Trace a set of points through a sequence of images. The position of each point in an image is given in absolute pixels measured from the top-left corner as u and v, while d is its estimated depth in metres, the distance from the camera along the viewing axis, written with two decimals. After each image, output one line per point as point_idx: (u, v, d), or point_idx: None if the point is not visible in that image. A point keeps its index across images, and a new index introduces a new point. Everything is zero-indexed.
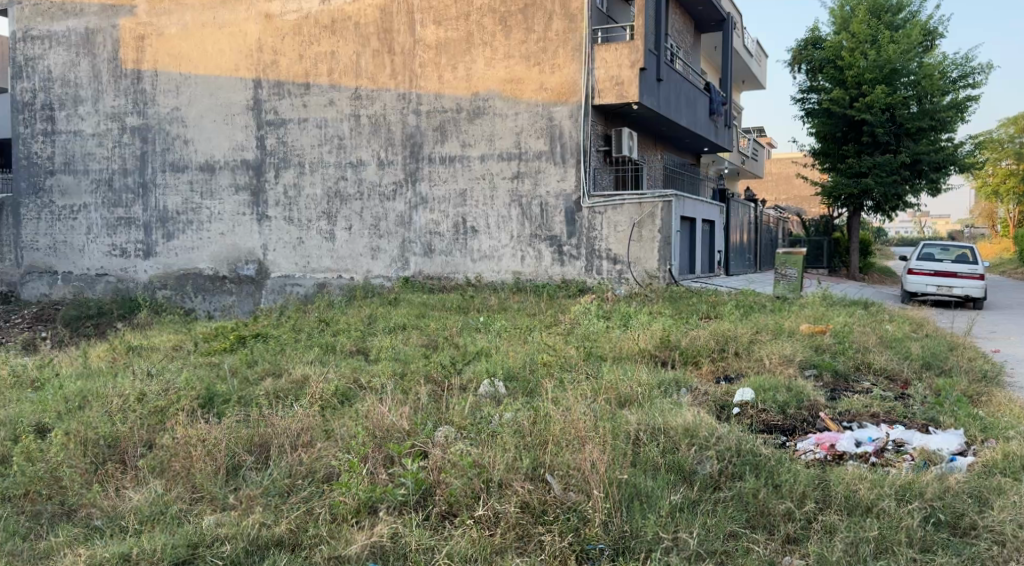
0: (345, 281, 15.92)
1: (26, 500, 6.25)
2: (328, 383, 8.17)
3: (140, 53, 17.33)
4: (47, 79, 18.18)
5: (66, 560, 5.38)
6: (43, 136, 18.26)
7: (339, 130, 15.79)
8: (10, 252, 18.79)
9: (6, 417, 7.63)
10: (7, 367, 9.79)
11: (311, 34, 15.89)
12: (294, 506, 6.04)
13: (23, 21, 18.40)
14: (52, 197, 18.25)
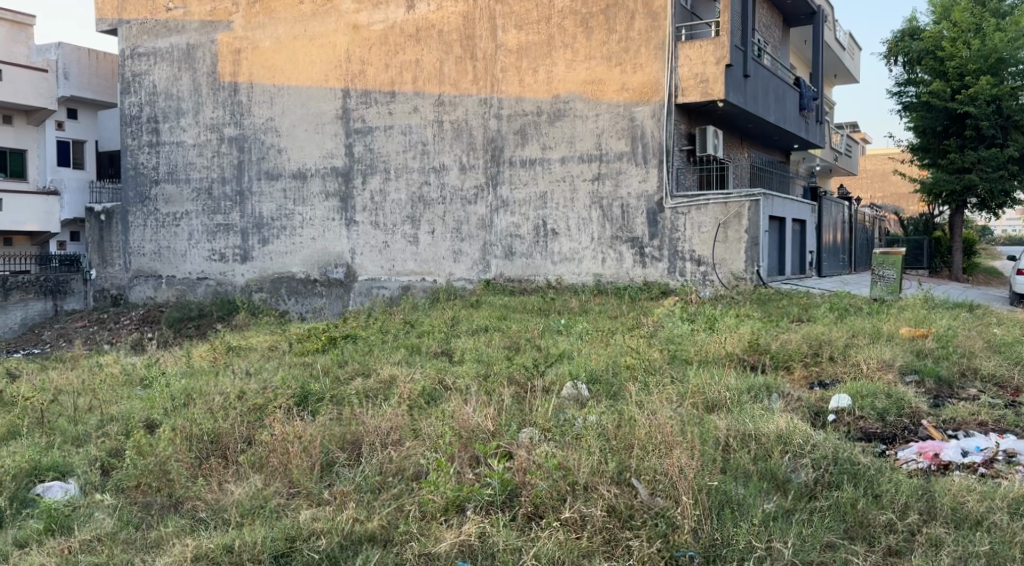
0: (429, 284, 16.14)
1: (137, 491, 6.53)
2: (415, 384, 8.32)
3: (235, 65, 17.97)
4: (152, 93, 19.03)
5: (174, 549, 5.60)
6: (149, 148, 19.11)
7: (422, 136, 16.01)
8: (120, 257, 19.74)
9: (118, 413, 8.04)
10: (117, 366, 10.29)
11: (397, 43, 16.18)
12: (386, 502, 6.17)
13: (131, 39, 19.31)
14: (157, 205, 19.07)
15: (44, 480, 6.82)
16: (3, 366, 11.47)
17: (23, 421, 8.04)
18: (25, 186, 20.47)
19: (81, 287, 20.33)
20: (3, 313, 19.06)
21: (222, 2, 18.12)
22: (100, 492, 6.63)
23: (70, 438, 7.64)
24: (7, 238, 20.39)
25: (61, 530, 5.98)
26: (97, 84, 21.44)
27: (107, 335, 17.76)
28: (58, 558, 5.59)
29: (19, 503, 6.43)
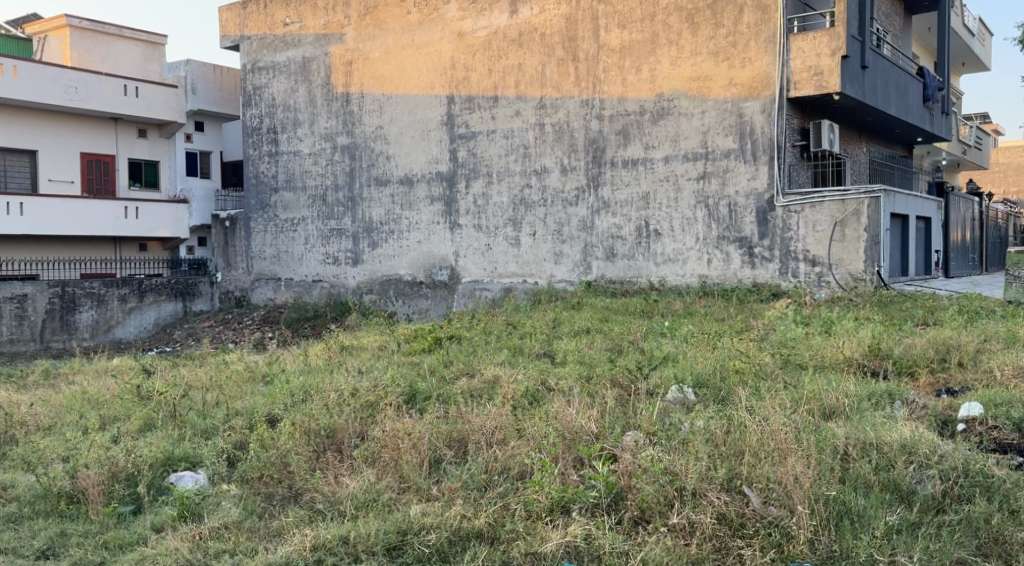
0: (530, 286, 16.19)
1: (260, 482, 6.79)
2: (519, 384, 8.33)
3: (347, 76, 18.49)
4: (271, 105, 19.77)
5: (295, 538, 5.84)
6: (269, 157, 19.88)
7: (524, 139, 16.07)
8: (242, 261, 20.62)
9: (243, 407, 8.39)
10: (241, 363, 10.80)
11: (500, 48, 16.30)
12: (492, 500, 6.22)
13: (252, 54, 20.06)
14: (276, 212, 19.84)
15: (177, 470, 7.19)
16: (134, 363, 12.16)
17: (157, 414, 8.48)
18: (159, 197, 21.08)
19: (208, 290, 20.95)
20: (140, 313, 19.12)
21: (335, 15, 18.67)
22: (228, 482, 6.95)
23: (199, 431, 8.01)
24: (141, 245, 20.94)
25: (193, 518, 6.32)
26: (220, 98, 21.89)
27: (232, 334, 18.13)
28: (190, 543, 5.88)
29: (155, 490, 6.83)
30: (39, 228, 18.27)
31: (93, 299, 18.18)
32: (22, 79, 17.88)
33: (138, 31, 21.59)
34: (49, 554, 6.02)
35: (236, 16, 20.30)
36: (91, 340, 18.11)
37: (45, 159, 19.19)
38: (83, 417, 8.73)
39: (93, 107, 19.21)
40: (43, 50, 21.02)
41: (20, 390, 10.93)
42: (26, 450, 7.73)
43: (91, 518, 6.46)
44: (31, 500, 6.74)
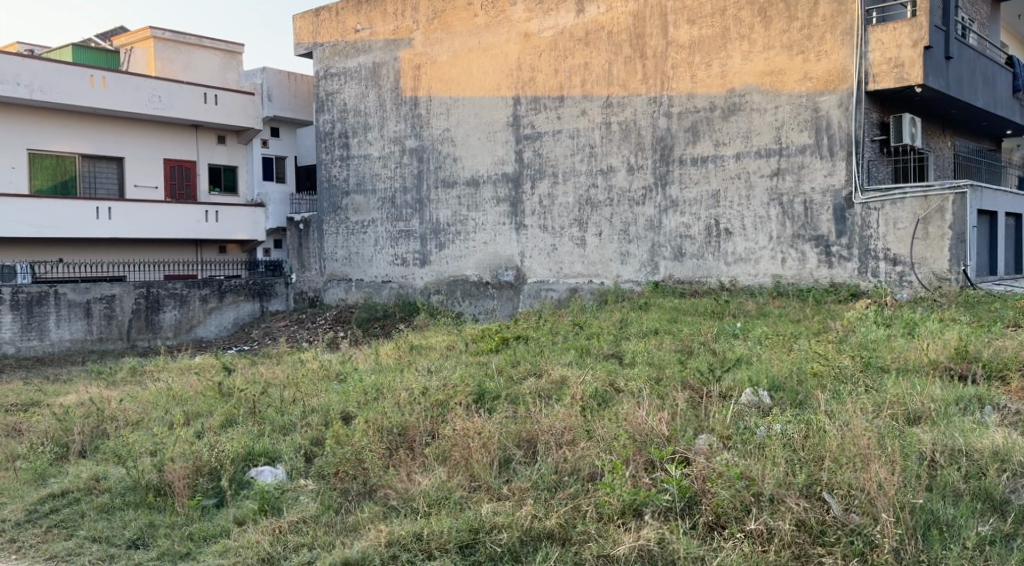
0: (596, 286, 16.05)
1: (336, 477, 6.90)
2: (587, 385, 8.22)
3: (415, 80, 18.65)
4: (343, 111, 20.07)
5: (371, 534, 5.98)
6: (340, 161, 20.19)
7: (591, 138, 15.95)
8: (316, 262, 21.04)
9: (318, 404, 8.53)
10: (315, 362, 10.96)
11: (566, 48, 16.22)
12: (563, 501, 6.15)
13: (325, 61, 20.38)
14: (348, 215, 20.17)
15: (257, 465, 7.39)
16: (214, 361, 12.48)
17: (237, 410, 8.68)
18: (237, 201, 21.55)
19: (284, 290, 21.20)
20: (220, 313, 19.54)
21: (404, 19, 18.85)
22: (305, 478, 7.13)
23: (278, 427, 8.20)
24: (221, 246, 21.38)
25: (273, 511, 6.57)
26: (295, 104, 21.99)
27: (306, 333, 18.41)
28: (270, 536, 6.17)
29: (237, 484, 7.06)
30: (126, 232, 18.77)
31: (176, 300, 18.69)
32: (110, 89, 18.47)
33: (217, 41, 22.14)
34: (139, 544, 6.39)
35: (309, 24, 20.66)
36: (174, 339, 18.62)
37: (131, 166, 19.83)
38: (168, 412, 9.00)
39: (175, 115, 19.71)
40: (129, 61, 21.73)
41: (110, 385, 11.34)
42: (117, 444, 8.04)
43: (177, 510, 6.72)
44: (121, 491, 7.07)
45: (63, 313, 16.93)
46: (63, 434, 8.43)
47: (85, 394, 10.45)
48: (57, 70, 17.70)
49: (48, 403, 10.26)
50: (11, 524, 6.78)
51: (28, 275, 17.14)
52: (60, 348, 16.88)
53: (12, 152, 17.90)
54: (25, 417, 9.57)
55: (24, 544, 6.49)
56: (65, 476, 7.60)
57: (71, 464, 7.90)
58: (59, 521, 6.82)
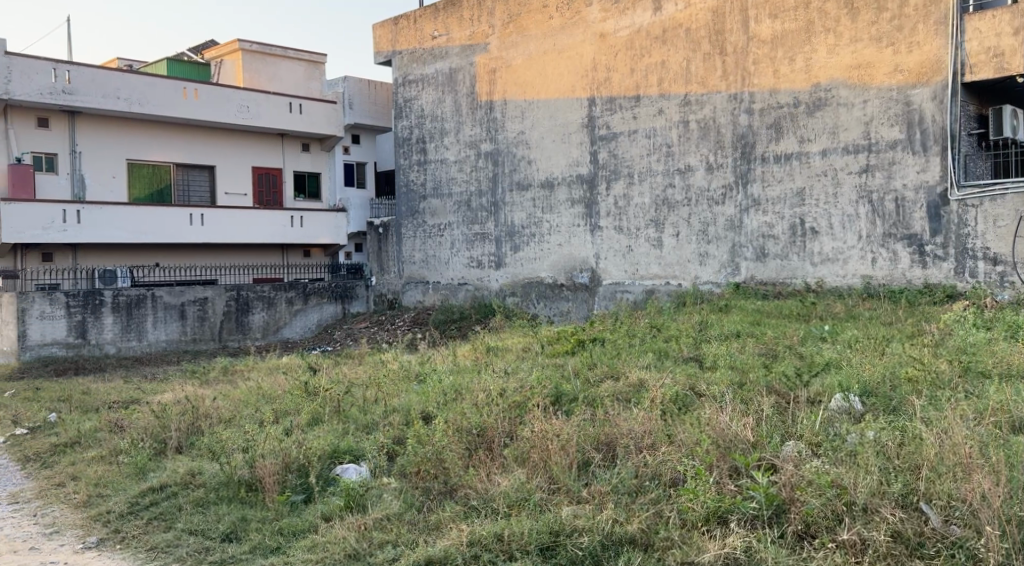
0: (673, 288, 15.74)
1: (417, 477, 6.94)
2: (666, 388, 8.04)
3: (491, 84, 18.70)
4: (420, 116, 20.25)
5: (452, 534, 5.99)
6: (418, 166, 20.39)
7: (668, 138, 15.69)
8: (394, 265, 21.30)
9: (399, 404, 8.61)
10: (394, 363, 11.05)
11: (643, 47, 16.01)
12: (644, 506, 6.05)
13: (403, 68, 20.58)
14: (425, 218, 20.35)
15: (342, 462, 7.49)
16: (299, 361, 12.72)
17: (322, 409, 8.83)
18: (319, 206, 21.97)
19: (364, 293, 21.43)
20: (304, 314, 19.94)
21: (480, 24, 18.94)
22: (387, 476, 7.18)
23: (361, 426, 8.32)
24: (305, 250, 21.83)
25: (357, 508, 6.63)
26: (374, 111, 22.27)
27: (385, 335, 18.63)
28: (356, 532, 6.22)
29: (323, 481, 7.15)
30: (218, 238, 19.33)
31: (264, 302, 19.14)
32: (203, 100, 19.03)
33: (301, 51, 22.64)
34: (233, 537, 6.52)
35: (388, 32, 20.91)
36: (261, 340, 19.08)
37: (222, 174, 20.42)
38: (258, 411, 9.20)
39: (263, 125, 20.21)
40: (218, 73, 22.38)
41: (203, 384, 11.68)
42: (211, 440, 8.26)
43: (267, 505, 6.87)
44: (215, 486, 7.26)
45: (159, 314, 17.55)
46: (161, 430, 8.68)
47: (180, 393, 10.78)
48: (155, 83, 18.32)
49: (147, 401, 10.62)
50: (114, 515, 7.01)
51: (128, 279, 17.80)
52: (156, 347, 17.48)
53: (113, 162, 18.62)
54: (124, 414, 9.92)
55: (127, 535, 6.71)
56: (163, 471, 7.82)
57: (168, 460, 8.13)
58: (159, 513, 7.01)
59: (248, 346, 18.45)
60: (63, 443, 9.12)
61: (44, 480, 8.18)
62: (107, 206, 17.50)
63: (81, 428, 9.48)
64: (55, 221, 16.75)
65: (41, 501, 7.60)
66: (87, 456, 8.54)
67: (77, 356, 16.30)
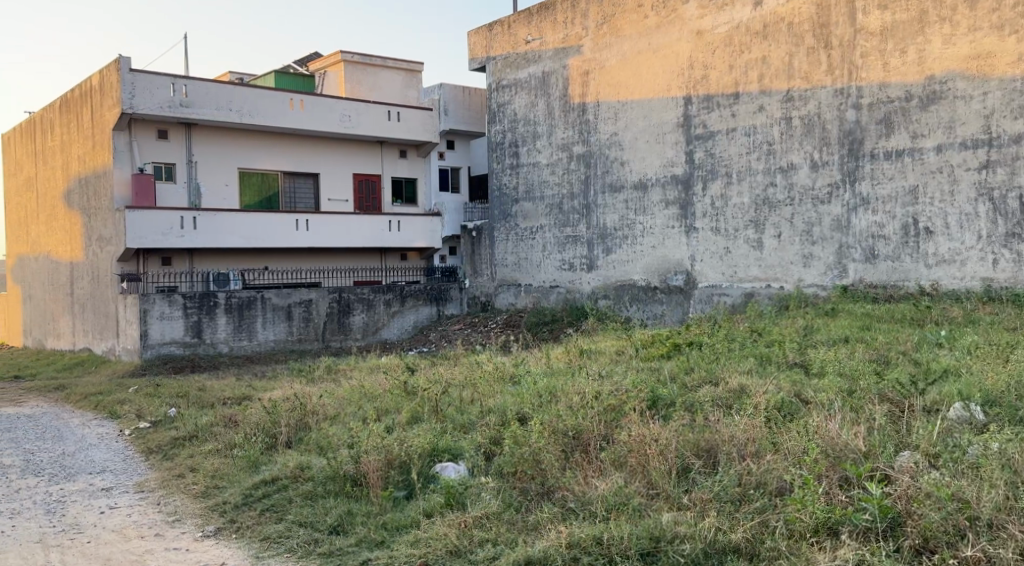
0: (775, 290, 15.26)
1: (515, 478, 6.91)
2: (771, 395, 7.77)
3: (584, 86, 18.60)
4: (513, 120, 20.29)
5: (551, 535, 5.93)
6: (511, 170, 20.44)
7: (769, 136, 15.26)
8: (487, 268, 21.43)
9: (495, 404, 8.61)
10: (488, 364, 11.07)
11: (742, 43, 15.61)
12: (748, 515, 5.86)
13: (497, 73, 20.65)
14: (518, 221, 20.40)
15: (441, 461, 7.54)
16: (399, 361, 12.90)
17: (422, 409, 8.93)
18: (416, 211, 22.26)
19: (458, 295, 21.53)
20: (401, 316, 20.25)
21: (573, 27, 18.87)
22: (485, 475, 7.19)
23: (458, 426, 8.37)
24: (402, 254, 22.19)
25: (457, 506, 6.66)
26: (469, 117, 22.43)
27: (479, 336, 18.74)
28: (457, 529, 6.25)
29: (424, 478, 7.19)
30: (321, 243, 19.84)
31: (363, 304, 19.53)
32: (307, 111, 19.58)
33: (400, 61, 23.04)
34: (340, 530, 6.64)
35: (484, 39, 21.02)
36: (361, 341, 19.49)
37: (325, 181, 20.95)
38: (360, 408, 9.37)
39: (364, 133, 20.61)
40: (322, 85, 23.01)
41: (309, 383, 11.98)
42: (318, 437, 8.45)
43: (371, 500, 6.98)
44: (322, 480, 7.41)
45: (268, 315, 18.13)
46: (271, 425, 8.94)
47: (287, 391, 11.08)
48: (264, 95, 18.95)
49: (257, 397, 10.96)
50: (230, 506, 7.26)
51: (239, 282, 18.53)
52: (265, 347, 18.07)
53: (225, 170, 19.36)
54: (238, 410, 10.25)
55: (242, 525, 6.92)
56: (274, 464, 8.03)
57: (279, 454, 8.35)
58: (271, 505, 7.22)
59: (349, 347, 18.88)
60: (181, 436, 9.50)
61: (165, 471, 8.55)
62: (221, 213, 18.19)
63: (198, 422, 9.85)
64: (173, 228, 17.52)
65: (163, 491, 7.94)
66: (204, 450, 8.87)
67: (193, 355, 17.01)
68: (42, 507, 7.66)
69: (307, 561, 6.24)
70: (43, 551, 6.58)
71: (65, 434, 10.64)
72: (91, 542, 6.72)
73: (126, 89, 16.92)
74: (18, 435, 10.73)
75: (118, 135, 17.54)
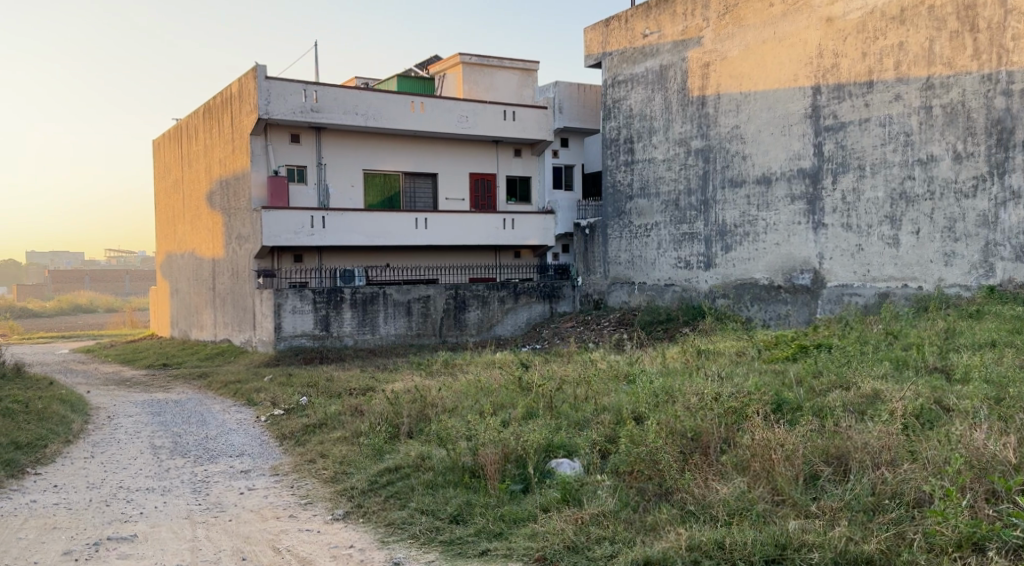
0: (912, 291, 14.42)
1: (631, 477, 6.74)
2: (909, 401, 7.28)
3: (705, 78, 18.12)
4: (629, 116, 19.99)
5: (670, 537, 5.76)
6: (626, 166, 20.16)
7: (906, 126, 14.45)
8: (600, 266, 21.22)
9: (610, 403, 8.43)
10: (603, 362, 10.89)
11: (877, 29, 14.83)
12: (883, 526, 5.57)
13: (613, 69, 20.41)
14: (632, 218, 20.09)
15: (556, 456, 7.43)
16: (514, 357, 12.92)
17: (538, 404, 8.90)
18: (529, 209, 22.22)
19: (571, 293, 21.39)
20: (515, 313, 20.29)
21: (694, 19, 18.40)
22: (601, 473, 7.04)
23: (572, 422, 8.27)
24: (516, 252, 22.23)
25: (574, 503, 6.55)
26: (585, 114, 22.25)
27: (593, 334, 18.55)
28: (574, 525, 6.15)
29: (540, 473, 7.12)
30: (440, 241, 20.13)
31: (479, 301, 19.68)
32: (427, 112, 19.86)
33: (517, 60, 23.11)
34: (460, 520, 6.68)
35: (600, 35, 20.81)
36: (477, 336, 19.67)
37: (443, 180, 21.23)
38: (477, 402, 9.39)
39: (481, 133, 20.74)
40: (441, 86, 23.35)
41: (427, 376, 12.16)
42: (438, 428, 8.51)
43: (489, 492, 6.98)
44: (442, 471, 7.45)
45: (389, 310, 18.53)
46: (395, 416, 9.11)
47: (408, 383, 11.25)
48: (387, 98, 19.36)
49: (381, 389, 11.18)
50: (357, 491, 7.44)
51: (363, 278, 19.01)
52: (386, 340, 18.50)
53: (351, 172, 19.93)
54: (363, 400, 10.48)
55: (368, 510, 7.08)
56: (398, 453, 8.14)
57: (402, 443, 8.47)
58: (394, 492, 7.33)
59: (465, 343, 19.08)
60: (312, 423, 9.80)
61: (298, 456, 8.83)
62: (348, 212, 18.71)
63: (327, 411, 10.11)
64: (303, 227, 18.15)
65: (296, 475, 8.20)
66: (333, 437, 9.11)
67: (322, 348, 17.61)
68: (188, 485, 8.04)
69: (430, 548, 6.30)
70: (191, 526, 6.87)
71: (207, 419, 11.17)
72: (233, 520, 6.98)
73: (262, 96, 17.63)
74: (167, 419, 11.34)
75: (255, 139, 18.31)
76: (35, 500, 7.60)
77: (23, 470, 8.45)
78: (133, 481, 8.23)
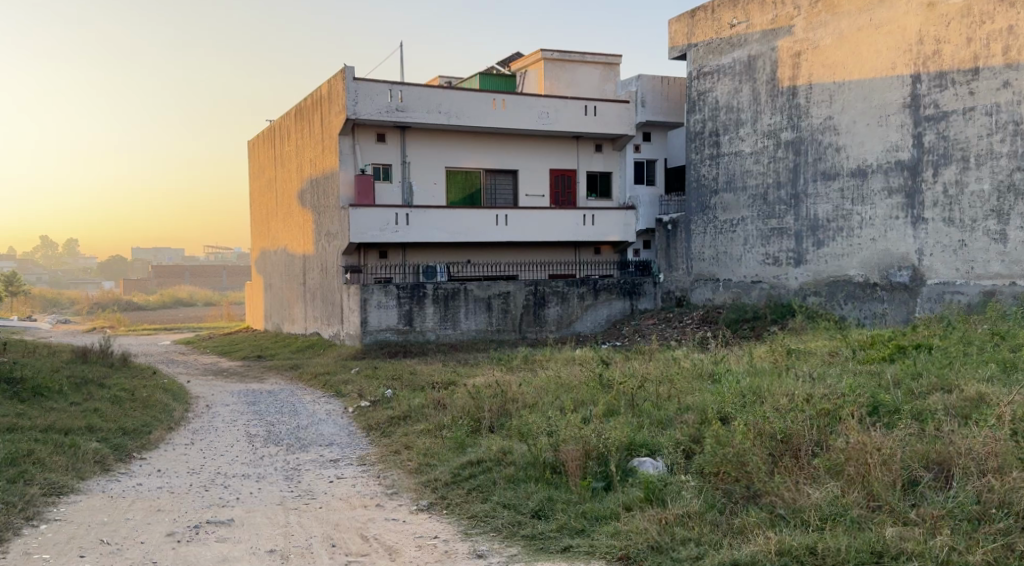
0: (1020, 289, 13.62)
1: (717, 478, 6.54)
2: (1018, 405, 6.83)
3: (795, 68, 17.57)
4: (715, 108, 19.57)
5: (759, 541, 5.56)
6: (711, 160, 19.75)
7: (1014, 115, 13.70)
8: (683, 262, 20.84)
9: (695, 402, 8.22)
10: (688, 361, 10.64)
11: (984, 12, 14.11)
12: (990, 536, 5.29)
13: (698, 61, 20.01)
14: (717, 214, 19.67)
15: (639, 455, 7.27)
16: (595, 354, 12.81)
17: (619, 401, 8.78)
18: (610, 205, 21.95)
19: (652, 289, 21.06)
20: (596, 309, 20.09)
21: (784, 7, 17.85)
22: (685, 473, 6.86)
23: (655, 421, 8.09)
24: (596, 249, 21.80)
25: (657, 502, 6.40)
26: (668, 108, 21.87)
27: (676, 332, 18.23)
28: (659, 525, 6.01)
29: (622, 471, 6.98)
30: (522, 237, 20.13)
31: (559, 297, 19.57)
32: (510, 109, 19.87)
33: (598, 55, 22.87)
34: (542, 515, 6.61)
35: (685, 26, 20.43)
36: (557, 332, 19.56)
37: (525, 176, 21.20)
38: (558, 398, 9.32)
39: (564, 129, 20.61)
40: (523, 83, 23.32)
41: (508, 371, 12.15)
42: (520, 423, 8.46)
43: (571, 488, 6.90)
44: (523, 466, 7.41)
45: (471, 305, 18.61)
46: (477, 411, 9.11)
47: (490, 378, 11.26)
48: (469, 95, 19.44)
49: (463, 383, 11.21)
50: (440, 483, 7.47)
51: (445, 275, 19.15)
52: (468, 335, 18.58)
53: (433, 169, 20.10)
54: (446, 394, 10.51)
55: (451, 502, 7.09)
56: (480, 447, 8.13)
57: (484, 437, 8.46)
58: (477, 485, 7.32)
59: (546, 339, 19.03)
60: (397, 415, 9.88)
61: (384, 447, 8.92)
62: (430, 210, 18.86)
63: (412, 403, 10.20)
64: (388, 224, 18.41)
65: (382, 465, 8.29)
66: (418, 429, 9.17)
67: (405, 342, 17.84)
68: (281, 473, 8.21)
69: (513, 542, 6.26)
70: (284, 512, 7.00)
71: (298, 409, 11.41)
72: (323, 508, 7.09)
73: (350, 96, 17.95)
74: (260, 408, 11.65)
75: (343, 139, 18.67)
76: (140, 483, 7.88)
77: (129, 454, 8.79)
78: (229, 467, 8.45)
